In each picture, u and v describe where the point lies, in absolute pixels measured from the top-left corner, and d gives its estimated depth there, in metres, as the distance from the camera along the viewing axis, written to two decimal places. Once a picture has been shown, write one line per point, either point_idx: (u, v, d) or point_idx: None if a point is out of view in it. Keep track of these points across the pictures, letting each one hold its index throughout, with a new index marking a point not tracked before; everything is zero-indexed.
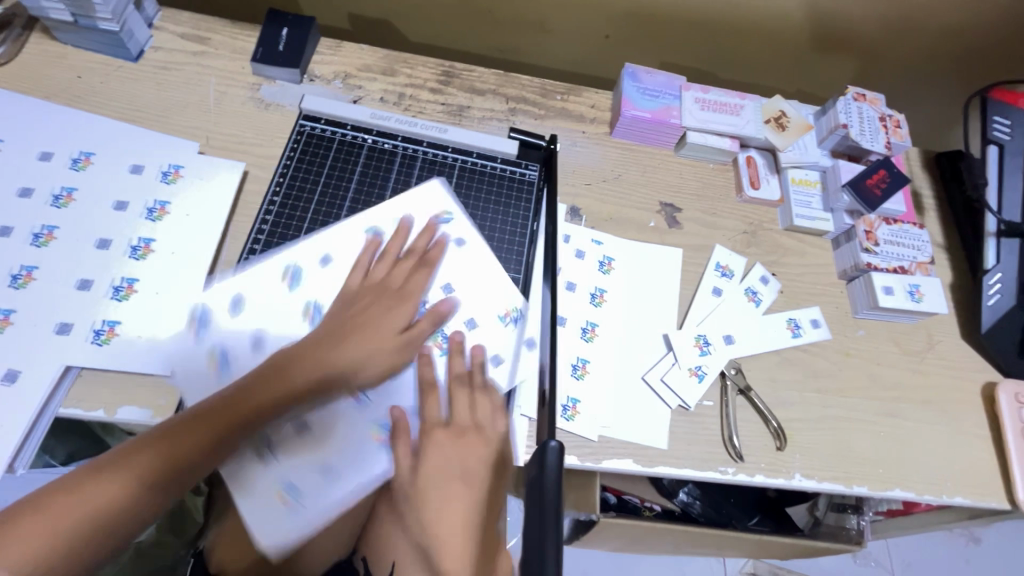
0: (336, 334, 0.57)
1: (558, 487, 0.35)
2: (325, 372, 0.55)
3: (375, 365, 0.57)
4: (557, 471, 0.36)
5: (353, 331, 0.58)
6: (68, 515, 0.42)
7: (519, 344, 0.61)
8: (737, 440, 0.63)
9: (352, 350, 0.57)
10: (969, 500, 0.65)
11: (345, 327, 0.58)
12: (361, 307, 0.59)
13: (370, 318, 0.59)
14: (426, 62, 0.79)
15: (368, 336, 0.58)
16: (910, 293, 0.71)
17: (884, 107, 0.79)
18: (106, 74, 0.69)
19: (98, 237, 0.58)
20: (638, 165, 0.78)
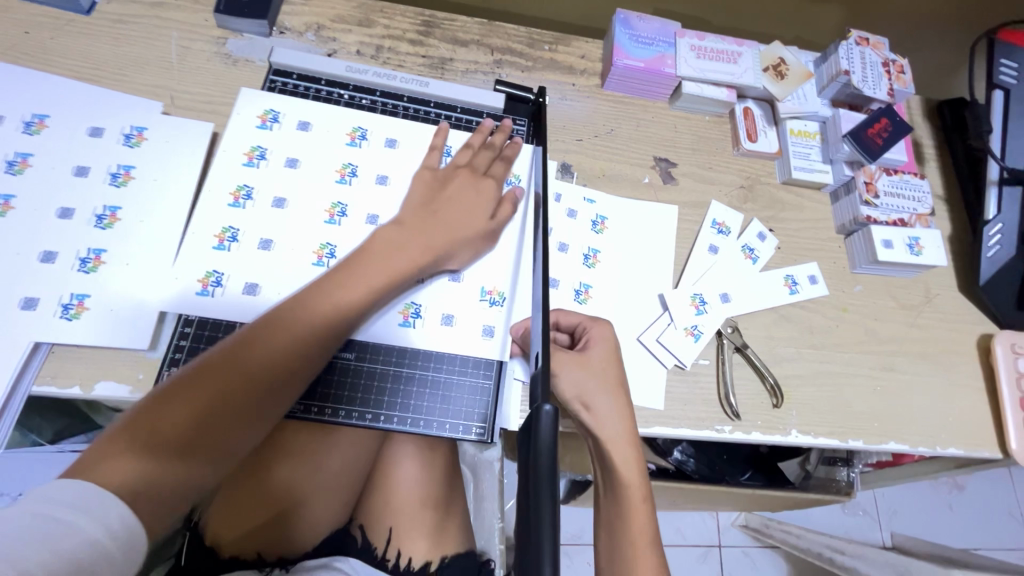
0: (416, 218, 0.56)
1: (553, 450, 0.34)
2: (420, 259, 0.54)
3: (461, 252, 0.57)
4: (551, 434, 0.35)
5: (439, 219, 0.56)
6: (198, 398, 0.42)
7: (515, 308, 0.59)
8: (734, 398, 0.62)
9: (442, 237, 0.56)
10: (962, 450, 0.66)
11: (429, 216, 0.56)
12: (444, 199, 0.58)
13: (456, 209, 0.58)
14: (404, 11, 0.74)
15: (449, 225, 0.57)
16: (910, 246, 0.70)
17: (887, 52, 0.75)
18: (56, 29, 0.64)
19: (59, 206, 0.55)
20: (631, 118, 0.75)
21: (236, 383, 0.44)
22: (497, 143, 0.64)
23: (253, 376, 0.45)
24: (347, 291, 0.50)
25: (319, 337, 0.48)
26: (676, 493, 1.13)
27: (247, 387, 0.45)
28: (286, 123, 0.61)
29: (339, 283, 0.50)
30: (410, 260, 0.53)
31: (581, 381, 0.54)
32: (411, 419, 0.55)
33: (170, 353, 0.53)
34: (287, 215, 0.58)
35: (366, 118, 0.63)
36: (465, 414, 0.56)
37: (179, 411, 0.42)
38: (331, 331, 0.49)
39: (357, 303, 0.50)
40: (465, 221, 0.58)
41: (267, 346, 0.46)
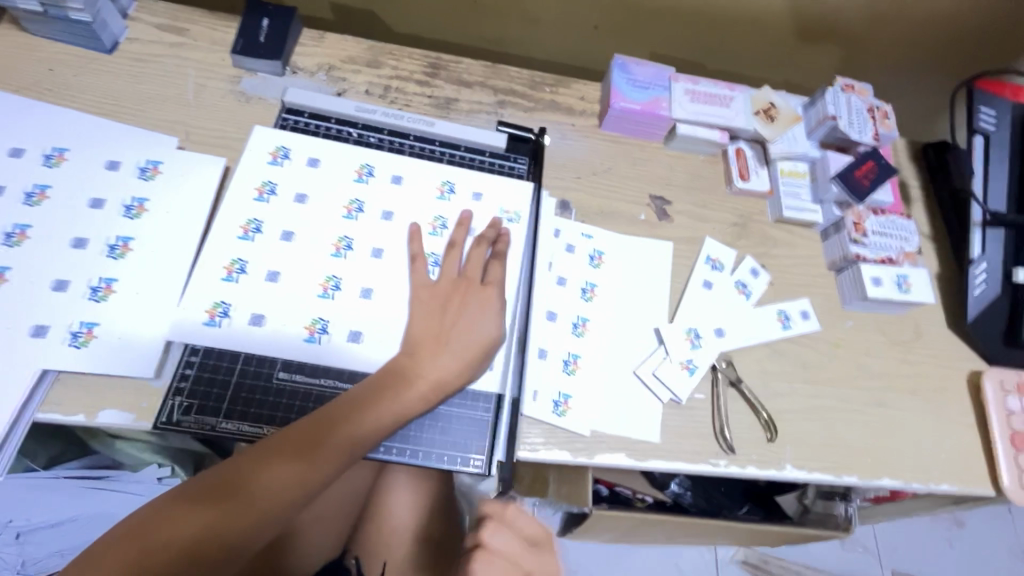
0: (428, 317, 0.57)
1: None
2: (432, 383, 0.54)
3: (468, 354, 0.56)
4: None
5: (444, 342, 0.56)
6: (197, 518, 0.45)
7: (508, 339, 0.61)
8: (728, 432, 0.63)
9: (454, 359, 0.56)
10: (955, 487, 0.66)
11: (439, 321, 0.57)
12: (453, 300, 0.58)
13: (466, 315, 0.58)
14: (412, 54, 0.78)
15: (463, 333, 0.57)
16: (899, 284, 0.72)
17: (872, 98, 0.79)
18: (79, 67, 0.67)
19: (75, 236, 0.56)
20: (628, 157, 0.78)
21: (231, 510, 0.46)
22: (491, 236, 0.63)
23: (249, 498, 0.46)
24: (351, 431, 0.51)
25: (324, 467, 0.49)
26: (673, 528, 1.12)
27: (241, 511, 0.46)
28: (297, 159, 0.64)
29: (352, 400, 0.52)
30: (421, 380, 0.54)
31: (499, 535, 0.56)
32: (409, 450, 0.56)
33: (174, 382, 0.54)
34: (295, 250, 0.59)
35: (374, 157, 0.66)
36: (464, 446, 0.57)
37: (171, 527, 0.44)
38: (336, 459, 0.50)
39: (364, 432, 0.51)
40: (473, 327, 0.57)
41: (268, 478, 0.47)
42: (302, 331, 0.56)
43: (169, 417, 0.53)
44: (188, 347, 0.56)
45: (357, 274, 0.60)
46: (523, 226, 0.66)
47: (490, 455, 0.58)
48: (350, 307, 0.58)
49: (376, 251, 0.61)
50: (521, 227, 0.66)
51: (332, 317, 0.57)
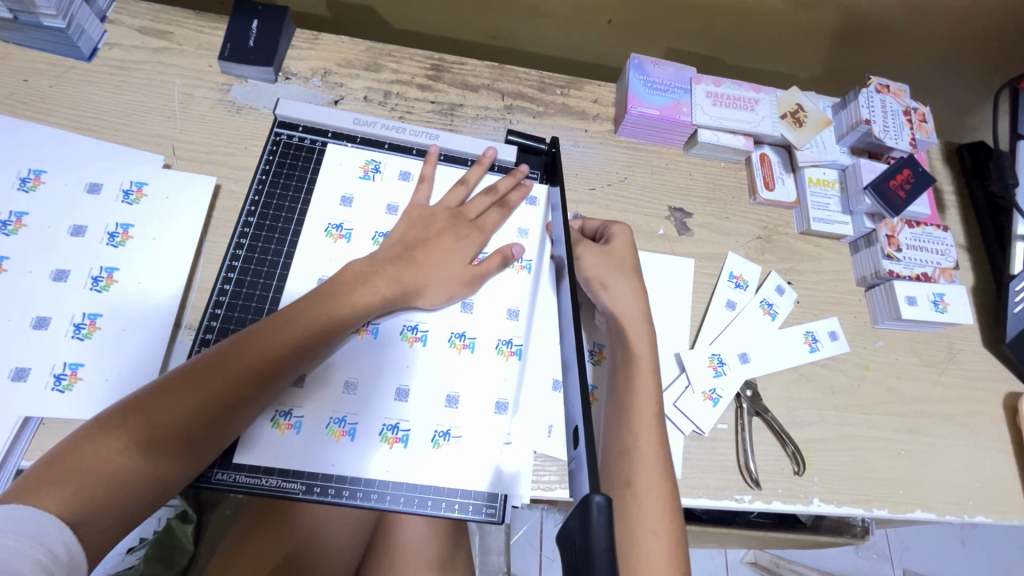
0: (390, 259, 0.54)
1: (611, 559, 0.27)
2: (388, 290, 0.52)
3: (439, 291, 0.55)
4: (607, 536, 0.27)
5: (453, 245, 0.57)
6: (195, 397, 0.43)
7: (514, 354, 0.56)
8: (754, 466, 0.60)
9: (416, 274, 0.54)
10: (989, 519, 0.63)
11: (405, 256, 0.55)
12: (427, 239, 0.57)
13: (437, 247, 0.57)
14: (413, 55, 0.72)
15: (424, 267, 0.55)
16: (935, 303, 0.67)
17: (909, 99, 0.73)
18: (56, 77, 0.62)
19: (55, 267, 0.53)
20: (645, 166, 0.73)
21: (225, 383, 0.44)
22: (503, 187, 0.62)
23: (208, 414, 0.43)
24: (362, 297, 0.51)
25: (278, 378, 0.47)
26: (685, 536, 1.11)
27: (243, 379, 0.45)
28: (291, 178, 0.60)
29: (301, 313, 0.49)
30: (379, 287, 0.52)
31: (599, 265, 0.60)
32: (418, 499, 0.49)
33: None
34: (294, 274, 0.56)
35: (327, 262, 0.57)
36: (476, 492, 0.51)
37: (143, 417, 0.41)
38: (296, 362, 0.47)
39: (304, 339, 0.48)
40: (444, 253, 0.57)
41: (268, 342, 0.47)
42: None
43: None
44: None
45: None
46: (532, 241, 0.62)
47: (507, 503, 0.51)
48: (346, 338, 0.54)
49: None
50: (531, 241, 0.62)
51: None
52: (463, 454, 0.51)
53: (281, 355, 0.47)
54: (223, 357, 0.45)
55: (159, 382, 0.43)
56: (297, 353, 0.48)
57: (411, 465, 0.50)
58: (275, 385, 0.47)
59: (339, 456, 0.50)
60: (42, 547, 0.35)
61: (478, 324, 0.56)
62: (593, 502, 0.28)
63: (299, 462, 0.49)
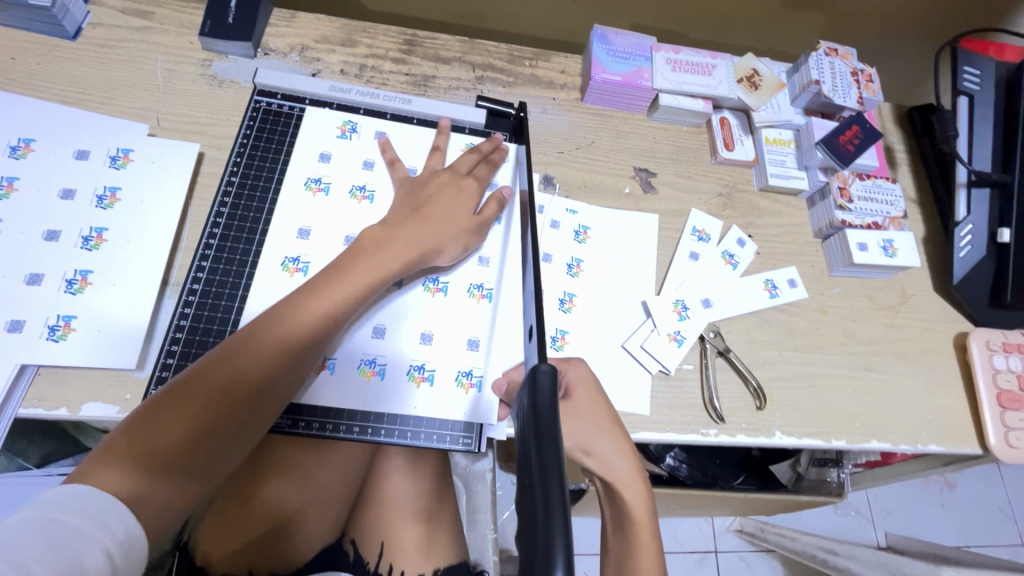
0: (403, 221, 0.57)
1: (553, 412, 0.32)
2: (396, 264, 0.55)
3: (450, 250, 0.59)
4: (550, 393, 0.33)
5: (453, 212, 0.60)
6: (224, 383, 0.46)
7: (485, 297, 0.61)
8: (718, 402, 0.63)
9: (428, 236, 0.57)
10: (943, 447, 0.67)
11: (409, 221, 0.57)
12: (425, 204, 0.59)
13: (442, 206, 0.60)
14: (386, 31, 0.76)
15: (433, 229, 0.58)
16: (884, 248, 0.71)
17: (855, 61, 0.78)
18: (41, 54, 0.65)
19: (46, 228, 0.55)
20: (611, 131, 0.77)
21: (249, 366, 0.47)
22: (485, 148, 0.66)
23: (245, 396, 0.47)
24: (370, 272, 0.53)
25: (305, 355, 0.50)
26: (669, 500, 1.15)
27: (264, 361, 0.48)
28: (271, 141, 0.63)
29: (315, 291, 0.51)
30: (394, 256, 0.55)
31: (578, 429, 0.55)
32: (397, 431, 0.54)
33: (156, 371, 0.53)
34: (276, 230, 0.59)
35: (309, 216, 0.61)
36: (454, 423, 0.56)
37: (181, 406, 0.44)
38: (320, 340, 0.51)
39: (328, 315, 0.51)
40: (449, 217, 0.59)
41: (285, 325, 0.49)
42: None
43: None
44: (172, 324, 0.55)
45: (328, 252, 0.59)
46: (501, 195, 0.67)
47: (480, 434, 0.56)
48: None
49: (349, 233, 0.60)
50: None
51: None
52: (436, 385, 0.56)
53: (298, 336, 0.49)
54: (244, 343, 0.48)
55: (192, 373, 0.46)
56: (315, 333, 0.50)
57: (388, 395, 0.55)
58: (296, 365, 0.49)
59: (319, 389, 0.54)
60: (106, 530, 0.37)
61: (451, 272, 0.61)
62: (540, 371, 0.34)
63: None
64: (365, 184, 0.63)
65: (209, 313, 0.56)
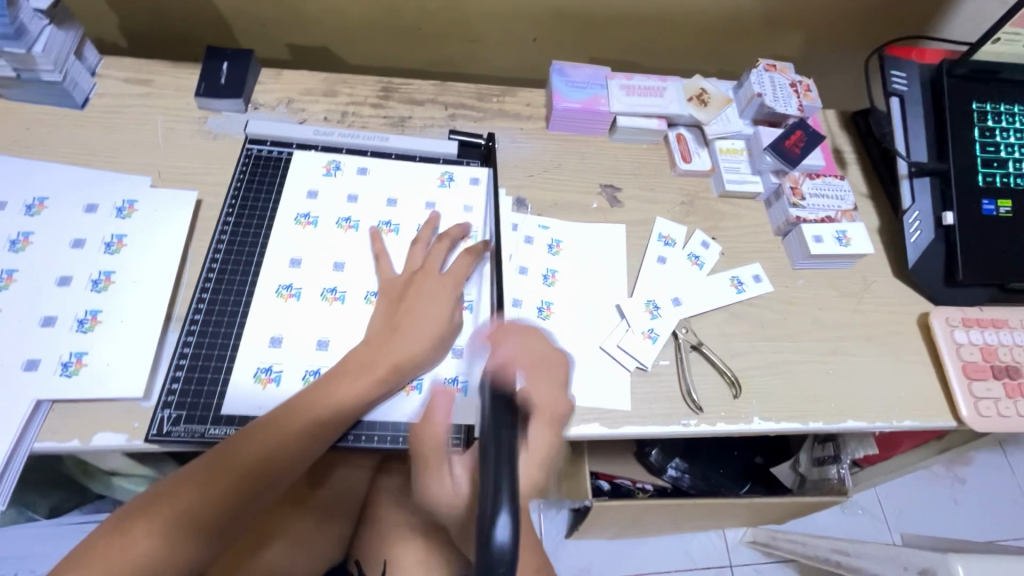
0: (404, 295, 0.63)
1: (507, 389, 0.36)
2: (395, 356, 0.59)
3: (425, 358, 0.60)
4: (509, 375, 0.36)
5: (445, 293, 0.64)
6: (250, 459, 0.52)
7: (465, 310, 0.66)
8: (695, 392, 0.67)
9: (409, 351, 0.59)
10: (917, 422, 0.70)
11: (401, 301, 0.62)
12: (416, 284, 0.64)
13: (421, 314, 0.61)
14: (365, 81, 0.83)
15: (412, 341, 0.60)
16: (839, 239, 0.76)
17: (794, 74, 0.86)
18: (53, 123, 0.72)
19: (59, 275, 0.60)
20: (576, 153, 0.83)
21: (275, 445, 0.53)
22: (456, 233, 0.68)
23: (242, 475, 0.51)
24: (385, 352, 0.59)
25: (310, 443, 0.55)
26: (675, 512, 1.15)
27: (286, 443, 0.54)
28: (262, 183, 0.69)
29: (333, 385, 0.56)
30: (377, 378, 0.58)
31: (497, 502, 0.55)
32: (390, 437, 0.59)
33: (163, 396, 0.57)
34: (270, 262, 0.64)
35: (299, 245, 0.66)
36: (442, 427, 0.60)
37: (210, 480, 0.50)
38: (322, 432, 0.55)
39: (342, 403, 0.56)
40: (426, 326, 0.61)
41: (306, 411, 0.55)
42: (266, 339, 0.60)
43: (159, 429, 0.56)
44: (176, 352, 0.59)
45: (318, 276, 0.64)
46: (476, 216, 0.72)
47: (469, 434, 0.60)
48: (317, 307, 0.63)
49: (337, 259, 0.66)
50: (475, 216, 0.72)
51: (304, 318, 0.62)
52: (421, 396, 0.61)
53: (312, 419, 0.55)
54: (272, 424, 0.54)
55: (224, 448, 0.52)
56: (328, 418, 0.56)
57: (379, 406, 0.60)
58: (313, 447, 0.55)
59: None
60: None
61: None
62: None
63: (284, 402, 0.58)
64: (349, 215, 0.68)
65: (209, 340, 0.60)
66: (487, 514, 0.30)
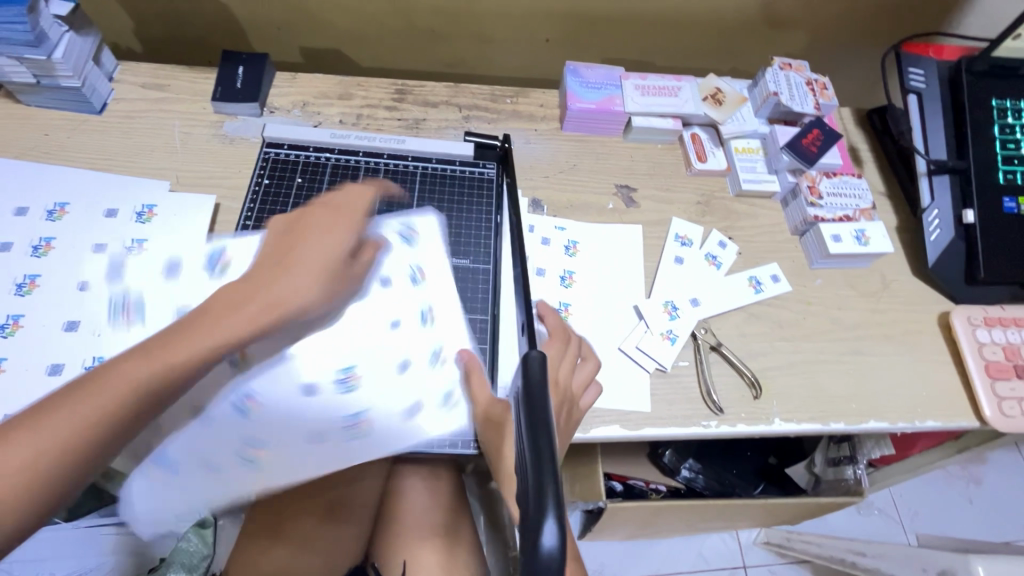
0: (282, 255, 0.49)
1: (544, 390, 0.35)
2: (246, 321, 0.45)
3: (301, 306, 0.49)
4: (539, 373, 0.36)
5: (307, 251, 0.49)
6: (44, 431, 0.39)
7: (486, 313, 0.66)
8: (715, 394, 0.66)
9: (284, 299, 0.47)
10: (940, 422, 0.69)
11: (279, 261, 0.48)
12: (298, 240, 0.50)
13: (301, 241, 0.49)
14: (379, 83, 0.83)
15: (277, 298, 0.46)
16: (857, 237, 0.76)
17: (810, 73, 0.85)
18: (72, 129, 0.72)
19: (81, 280, 0.61)
20: (591, 153, 0.83)
21: (77, 415, 0.39)
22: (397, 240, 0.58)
23: (39, 451, 0.38)
24: (235, 314, 0.45)
25: (112, 412, 0.40)
26: (690, 513, 1.15)
27: (90, 411, 0.40)
28: (280, 187, 0.70)
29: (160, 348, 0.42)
30: (216, 335, 0.43)
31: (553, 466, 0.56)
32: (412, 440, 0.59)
33: None
34: None
35: None
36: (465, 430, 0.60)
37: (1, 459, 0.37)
38: (128, 396, 0.41)
39: (174, 367, 0.42)
40: (301, 275, 0.48)
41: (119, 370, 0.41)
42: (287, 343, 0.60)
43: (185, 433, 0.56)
44: None
45: None
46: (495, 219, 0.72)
47: None
48: None
49: None
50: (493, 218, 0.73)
51: None
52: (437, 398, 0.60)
53: (126, 377, 0.41)
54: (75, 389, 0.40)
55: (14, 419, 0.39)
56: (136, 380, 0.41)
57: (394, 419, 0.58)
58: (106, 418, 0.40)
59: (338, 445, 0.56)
60: None
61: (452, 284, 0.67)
62: (529, 359, 0.37)
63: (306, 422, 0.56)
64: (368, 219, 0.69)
65: None
66: (531, 519, 0.28)
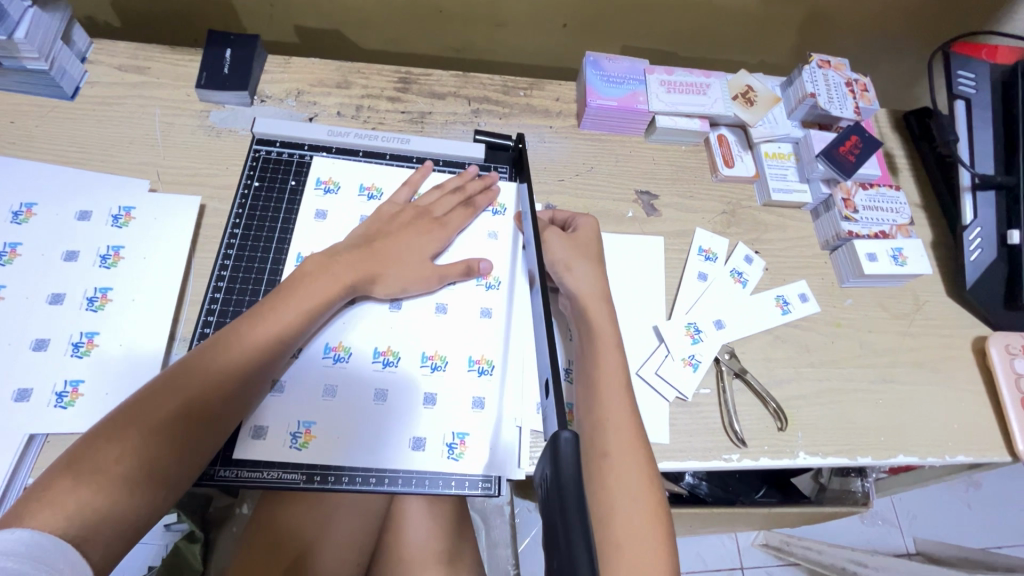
0: (398, 230, 0.61)
1: (578, 481, 0.32)
2: (347, 278, 0.56)
3: (391, 284, 0.58)
4: (573, 466, 0.32)
5: (380, 250, 0.59)
6: (175, 397, 0.45)
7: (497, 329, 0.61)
8: (738, 426, 0.62)
9: (367, 270, 0.57)
10: (971, 457, 0.65)
11: (368, 245, 0.59)
12: (391, 231, 0.61)
13: (399, 242, 0.60)
14: (381, 71, 0.76)
15: (390, 263, 0.59)
16: (893, 257, 0.71)
17: (849, 72, 0.79)
18: (40, 116, 0.65)
19: (51, 291, 0.55)
20: (610, 155, 0.77)
21: (202, 384, 0.47)
22: (473, 188, 0.67)
23: (170, 416, 0.44)
24: (328, 284, 0.55)
25: (239, 375, 0.48)
26: (693, 520, 1.13)
27: (215, 379, 0.47)
28: (271, 189, 0.64)
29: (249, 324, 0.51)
30: (312, 308, 0.53)
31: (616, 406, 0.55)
32: (413, 479, 0.54)
33: None
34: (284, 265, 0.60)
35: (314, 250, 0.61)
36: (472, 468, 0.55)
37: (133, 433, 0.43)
38: (250, 360, 0.49)
39: (273, 342, 0.51)
40: (410, 257, 0.59)
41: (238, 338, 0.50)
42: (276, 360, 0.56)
43: None
44: None
45: None
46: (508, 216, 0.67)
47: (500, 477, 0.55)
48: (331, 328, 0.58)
49: None
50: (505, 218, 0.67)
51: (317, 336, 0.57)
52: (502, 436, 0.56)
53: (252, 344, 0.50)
54: (197, 363, 0.48)
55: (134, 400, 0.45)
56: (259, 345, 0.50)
57: (437, 463, 0.54)
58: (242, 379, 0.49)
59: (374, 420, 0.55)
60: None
61: (454, 296, 0.61)
62: (561, 440, 0.33)
63: (323, 418, 0.54)
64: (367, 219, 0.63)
65: None
66: None
